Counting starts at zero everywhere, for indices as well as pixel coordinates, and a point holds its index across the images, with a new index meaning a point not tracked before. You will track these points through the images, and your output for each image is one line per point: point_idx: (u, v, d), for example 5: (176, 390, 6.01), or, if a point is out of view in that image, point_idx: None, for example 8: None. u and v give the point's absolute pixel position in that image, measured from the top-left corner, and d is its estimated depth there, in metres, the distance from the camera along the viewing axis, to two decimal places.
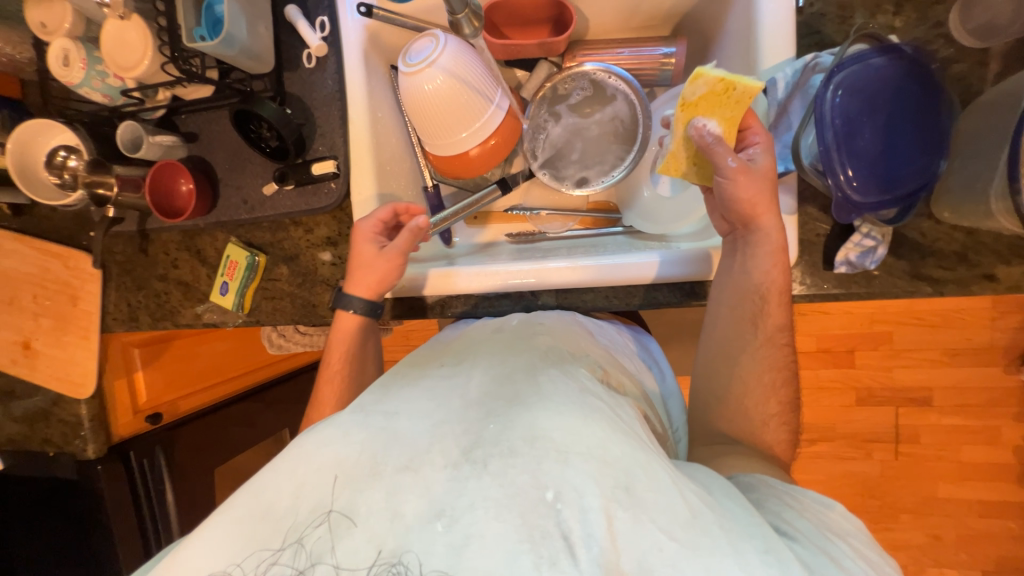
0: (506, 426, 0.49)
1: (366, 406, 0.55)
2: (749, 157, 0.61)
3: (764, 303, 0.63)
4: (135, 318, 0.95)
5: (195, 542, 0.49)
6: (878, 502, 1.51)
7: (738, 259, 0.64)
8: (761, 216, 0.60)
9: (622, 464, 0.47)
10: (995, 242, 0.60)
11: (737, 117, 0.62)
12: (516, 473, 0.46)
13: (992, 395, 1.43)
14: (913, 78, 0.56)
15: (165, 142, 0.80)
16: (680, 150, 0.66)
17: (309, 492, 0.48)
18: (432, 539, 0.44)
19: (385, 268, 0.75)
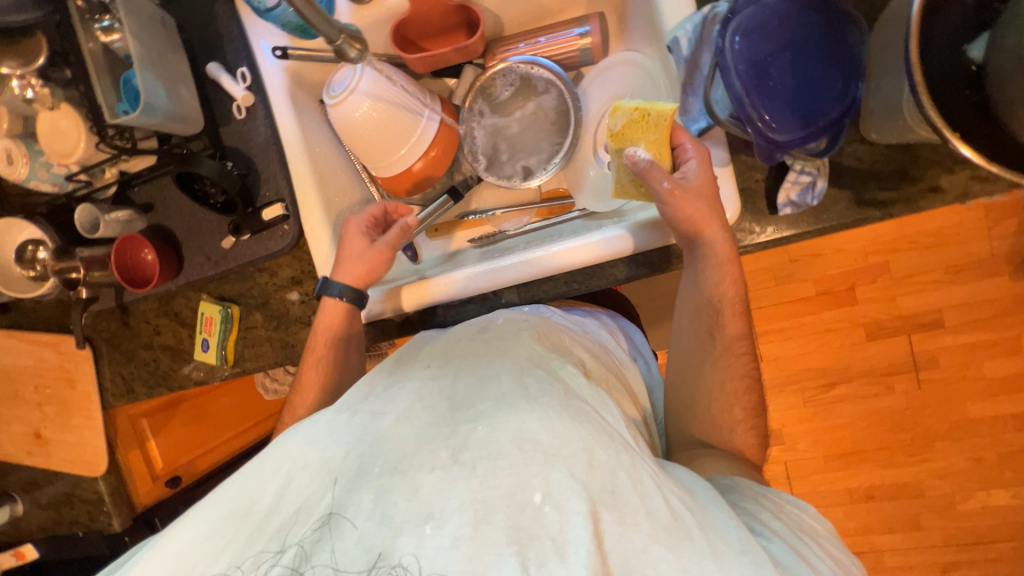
0: (494, 427, 0.48)
1: (352, 406, 0.56)
2: (682, 175, 0.61)
3: (718, 316, 0.66)
4: (132, 390, 0.97)
5: (171, 538, 0.48)
6: (909, 434, 1.47)
7: (695, 271, 0.66)
8: (706, 230, 0.61)
9: (607, 469, 0.47)
10: (933, 153, 0.59)
11: (663, 139, 0.62)
12: (503, 476, 0.45)
13: (1005, 306, 1.38)
14: (811, 10, 0.56)
15: (122, 217, 0.83)
16: (623, 177, 0.66)
17: (294, 494, 0.47)
18: (420, 541, 0.43)
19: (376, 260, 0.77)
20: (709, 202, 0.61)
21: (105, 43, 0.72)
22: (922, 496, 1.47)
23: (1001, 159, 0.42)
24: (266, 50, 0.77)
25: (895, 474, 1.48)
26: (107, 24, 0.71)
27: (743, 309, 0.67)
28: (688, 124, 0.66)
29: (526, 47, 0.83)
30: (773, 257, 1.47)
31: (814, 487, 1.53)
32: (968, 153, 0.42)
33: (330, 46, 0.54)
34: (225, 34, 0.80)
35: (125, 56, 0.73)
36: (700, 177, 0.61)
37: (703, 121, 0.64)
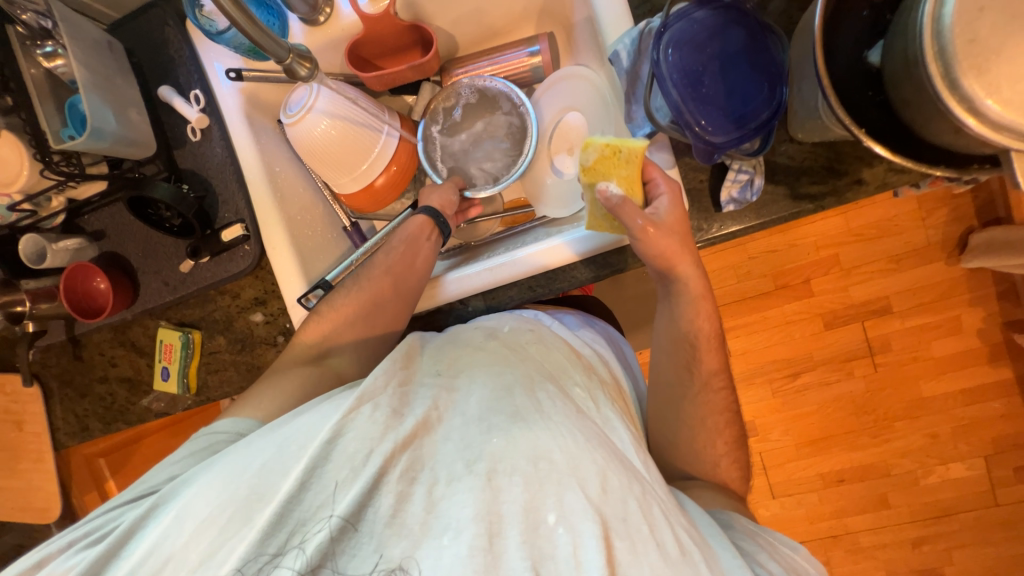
0: (512, 444, 0.48)
1: (374, 396, 0.51)
2: (654, 212, 0.63)
3: (695, 351, 0.67)
4: (86, 427, 0.92)
5: (191, 509, 0.47)
6: (872, 417, 1.54)
7: (670, 306, 0.68)
8: (679, 265, 0.63)
9: (618, 496, 0.47)
10: (854, 149, 0.64)
11: (634, 174, 0.64)
12: (517, 492, 0.46)
13: (944, 289, 1.48)
14: (735, 22, 0.61)
15: (70, 246, 0.80)
16: (596, 210, 0.68)
17: (317, 488, 0.46)
18: (438, 551, 0.43)
19: (414, 263, 0.75)
20: (680, 239, 0.63)
21: (48, 69, 0.71)
22: (888, 474, 1.55)
23: (911, 151, 0.47)
24: (219, 71, 0.78)
25: (861, 456, 1.55)
26: (50, 49, 0.70)
27: (718, 338, 0.68)
28: (633, 131, 0.70)
29: (484, 64, 0.86)
30: (733, 255, 1.54)
31: (789, 474, 1.58)
32: (881, 151, 0.45)
33: (279, 65, 0.60)
34: (176, 57, 0.79)
35: (69, 81, 0.72)
36: (671, 213, 0.63)
37: (647, 128, 0.68)
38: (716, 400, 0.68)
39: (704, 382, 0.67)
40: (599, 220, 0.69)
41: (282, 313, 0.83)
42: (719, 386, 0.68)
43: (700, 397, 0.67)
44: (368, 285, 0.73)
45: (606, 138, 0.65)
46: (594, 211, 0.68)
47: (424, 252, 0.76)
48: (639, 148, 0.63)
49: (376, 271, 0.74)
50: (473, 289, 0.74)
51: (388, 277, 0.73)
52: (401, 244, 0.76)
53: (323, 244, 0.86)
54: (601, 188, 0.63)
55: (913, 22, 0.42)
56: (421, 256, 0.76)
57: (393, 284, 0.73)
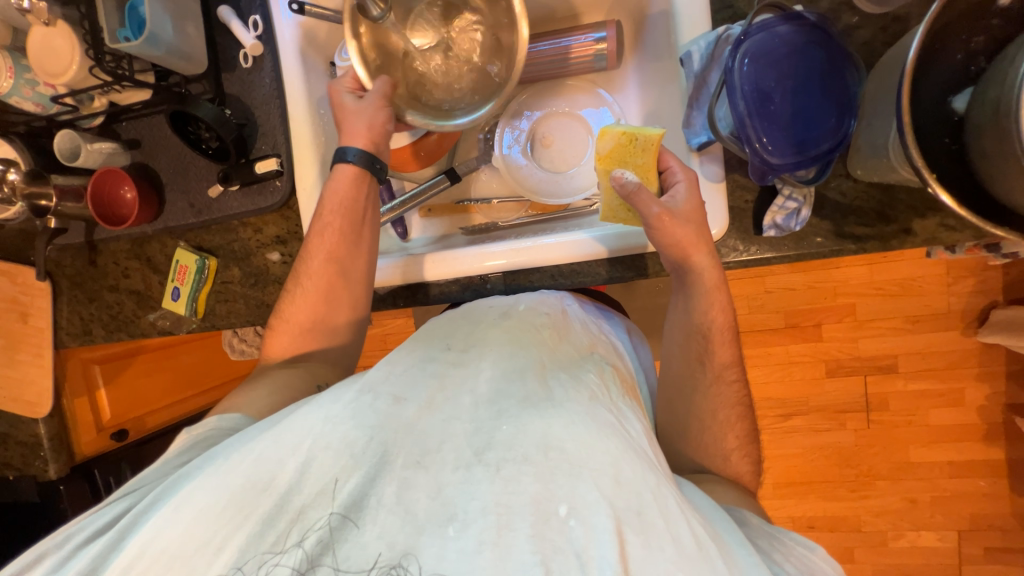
0: (520, 430, 0.46)
1: (375, 387, 0.51)
2: (671, 199, 0.63)
3: (708, 343, 0.66)
4: (89, 331, 0.93)
5: (187, 502, 0.46)
6: (854, 471, 1.54)
7: (685, 297, 0.66)
8: (694, 255, 0.62)
9: (633, 487, 0.44)
10: (910, 197, 0.63)
11: (649, 162, 0.64)
12: (526, 483, 0.43)
13: (954, 358, 1.46)
14: (817, 43, 0.58)
15: (104, 149, 0.80)
16: (613, 201, 0.67)
17: (315, 474, 0.45)
18: (443, 544, 0.41)
19: (360, 230, 0.72)
20: (697, 228, 0.62)
21: None
22: (859, 530, 1.55)
23: (985, 213, 0.45)
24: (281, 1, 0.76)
25: (837, 507, 1.55)
26: None
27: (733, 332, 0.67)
28: (687, 137, 0.67)
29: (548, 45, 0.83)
30: (749, 286, 1.51)
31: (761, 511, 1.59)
32: (948, 200, 0.44)
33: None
34: None
35: None
36: (687, 203, 0.63)
37: (703, 136, 0.65)
38: (730, 425, 0.66)
39: (715, 403, 0.66)
40: (614, 209, 0.68)
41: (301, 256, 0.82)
42: (730, 409, 0.66)
43: (707, 418, 0.66)
44: (313, 278, 0.72)
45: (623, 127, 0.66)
46: (608, 200, 0.67)
47: (362, 216, 0.72)
48: (655, 137, 0.64)
49: (314, 261, 0.71)
50: (488, 271, 0.73)
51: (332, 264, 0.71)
52: (334, 203, 0.71)
53: None
54: (615, 173, 0.63)
55: (1015, 75, 0.40)
56: (359, 221, 0.72)
57: (337, 272, 0.72)
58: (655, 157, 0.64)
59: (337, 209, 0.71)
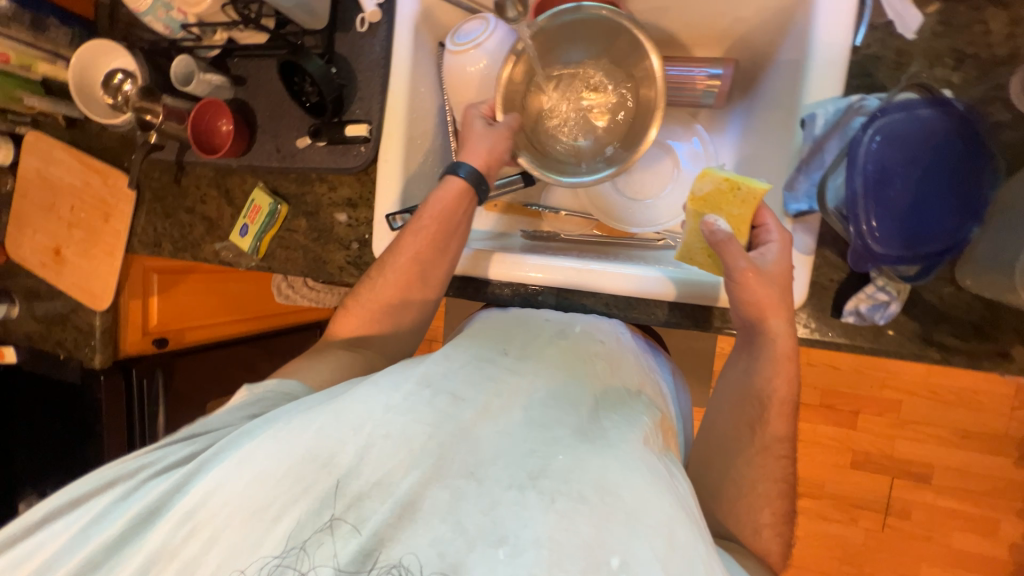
0: (577, 466, 0.46)
1: (434, 382, 0.53)
2: (761, 256, 0.59)
3: (764, 411, 0.63)
4: (158, 244, 0.98)
5: (250, 459, 0.48)
6: (855, 571, 1.45)
7: (749, 360, 0.63)
8: (771, 318, 0.60)
9: (685, 552, 0.43)
10: (1017, 321, 0.57)
11: (746, 215, 0.61)
12: (582, 525, 0.42)
13: (998, 487, 1.35)
14: (960, 136, 0.54)
15: (214, 81, 0.85)
16: (695, 242, 0.65)
17: (375, 460, 0.46)
18: (493, 566, 0.41)
19: (445, 242, 0.72)
20: (780, 293, 0.60)
21: None
22: None
23: None
24: None
25: None
26: None
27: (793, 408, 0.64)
28: (785, 201, 0.63)
29: None
30: None
31: None
32: None
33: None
34: None
35: None
36: (778, 264, 0.59)
37: (805, 204, 0.61)
38: (757, 506, 0.62)
39: (744, 477, 0.63)
40: (695, 252, 0.66)
41: (366, 223, 0.84)
42: (761, 488, 0.63)
43: (732, 489, 0.63)
44: (395, 274, 0.72)
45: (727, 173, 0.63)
46: (690, 241, 0.65)
47: (455, 231, 0.72)
48: (760, 190, 0.61)
49: (400, 259, 0.71)
50: (522, 279, 0.74)
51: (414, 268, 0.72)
52: (430, 216, 0.71)
53: (429, 173, 0.86)
54: (709, 217, 0.60)
55: None
56: (451, 234, 0.72)
57: (418, 274, 0.72)
58: (754, 210, 0.61)
59: (434, 219, 0.71)
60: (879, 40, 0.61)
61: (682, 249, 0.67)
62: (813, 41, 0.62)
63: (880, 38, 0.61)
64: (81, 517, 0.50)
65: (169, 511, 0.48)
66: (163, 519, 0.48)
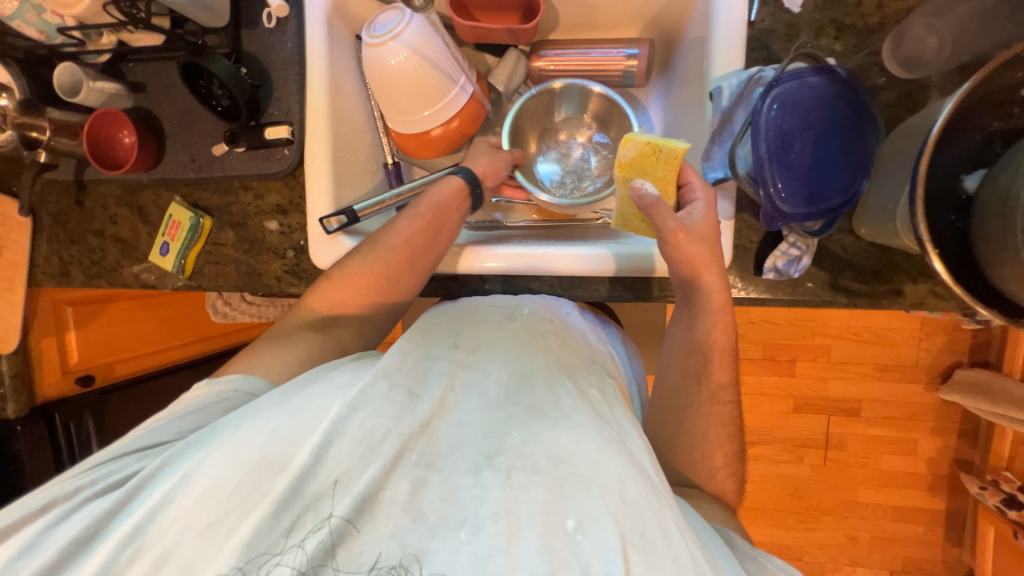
0: (530, 438, 0.47)
1: (391, 375, 0.52)
2: (687, 216, 0.62)
3: (707, 361, 0.67)
4: (66, 273, 0.89)
5: (201, 471, 0.47)
6: (805, 503, 1.60)
7: (689, 314, 0.67)
8: (704, 275, 0.63)
9: (638, 507, 0.44)
10: (906, 261, 0.65)
11: (669, 176, 0.64)
12: (536, 493, 0.44)
13: (914, 410, 1.53)
14: (844, 99, 0.59)
15: (107, 89, 0.77)
16: (627, 209, 0.68)
17: (328, 461, 0.46)
18: (455, 547, 0.42)
19: (437, 233, 0.71)
20: (710, 247, 0.63)
21: None
22: (800, 560, 1.62)
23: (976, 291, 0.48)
24: None
25: (784, 536, 1.62)
26: None
27: (732, 355, 0.68)
28: (705, 170, 0.68)
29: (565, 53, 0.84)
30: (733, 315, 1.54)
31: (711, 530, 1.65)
32: (941, 269, 0.47)
33: None
34: None
35: None
36: (703, 221, 0.62)
37: (720, 172, 0.66)
38: (704, 455, 0.68)
39: (692, 431, 0.68)
40: (629, 218, 0.68)
41: (299, 229, 0.81)
42: (707, 440, 0.68)
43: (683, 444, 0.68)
44: (386, 259, 0.70)
45: (648, 136, 0.65)
46: (623, 208, 0.68)
47: (449, 221, 0.71)
48: (679, 151, 0.63)
49: (393, 241, 0.70)
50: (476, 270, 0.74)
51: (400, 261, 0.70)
52: (427, 210, 0.71)
53: (362, 171, 0.84)
54: (636, 183, 0.62)
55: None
56: (444, 225, 0.71)
57: (410, 258, 0.71)
58: (677, 170, 0.64)
59: (430, 206, 0.71)
60: (770, 14, 0.66)
61: (617, 216, 0.69)
62: (714, 18, 0.66)
63: (771, 13, 0.66)
64: (11, 547, 0.48)
65: (112, 531, 0.47)
66: (105, 540, 0.46)
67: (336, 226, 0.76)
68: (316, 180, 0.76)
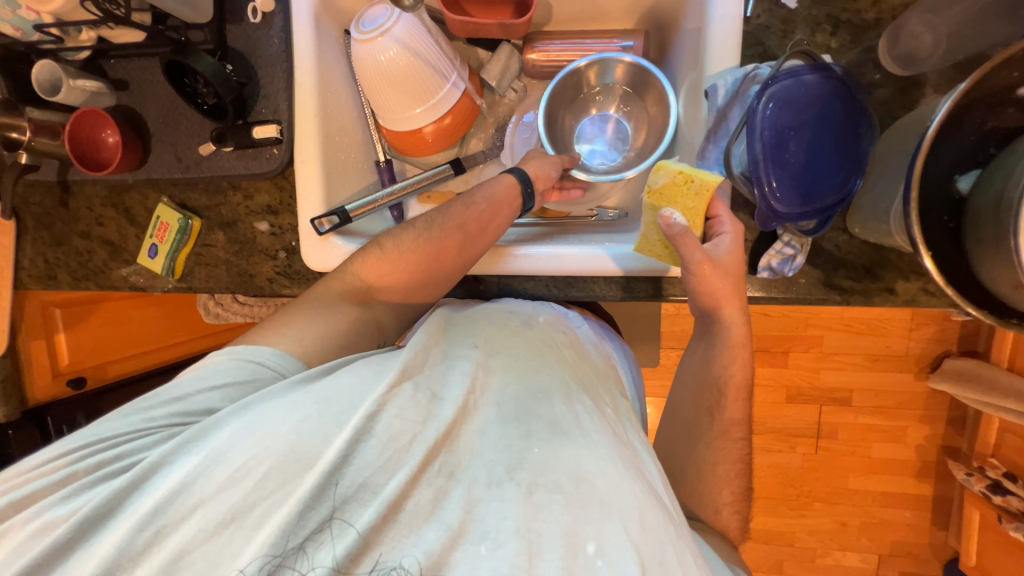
0: (552, 456, 0.48)
1: (414, 377, 0.51)
2: (714, 248, 0.62)
3: (721, 396, 0.68)
4: (53, 276, 0.87)
5: (226, 460, 0.45)
6: (796, 491, 1.63)
7: (707, 347, 0.68)
8: (725, 307, 0.64)
9: (655, 536, 0.47)
10: (899, 259, 0.65)
11: (700, 207, 0.63)
12: (559, 512, 0.45)
13: (903, 399, 1.55)
14: (840, 97, 0.59)
15: (88, 87, 0.75)
16: (652, 235, 0.66)
17: (356, 466, 0.46)
18: (476, 561, 0.43)
19: (489, 229, 0.69)
20: (733, 282, 0.64)
21: None
22: (791, 545, 1.66)
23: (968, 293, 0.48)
24: None
25: (776, 523, 1.65)
26: None
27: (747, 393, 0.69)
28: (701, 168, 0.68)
29: (559, 47, 0.83)
30: None
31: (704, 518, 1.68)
32: (929, 265, 0.47)
33: None
34: None
35: None
36: (729, 254, 0.63)
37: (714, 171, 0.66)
38: (699, 451, 0.69)
39: None
40: (652, 245, 0.67)
41: (290, 230, 0.79)
42: (702, 437, 0.69)
43: None
44: (440, 238, 0.67)
45: (681, 165, 0.64)
46: (647, 234, 0.67)
47: (501, 219, 0.70)
48: (712, 183, 0.62)
49: (448, 223, 0.68)
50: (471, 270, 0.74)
51: (456, 252, 0.68)
52: (487, 209, 0.69)
53: (353, 170, 0.82)
54: (664, 212, 0.60)
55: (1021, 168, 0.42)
56: (496, 222, 0.70)
57: (461, 245, 0.68)
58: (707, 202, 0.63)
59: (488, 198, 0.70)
60: (767, 10, 0.65)
61: (640, 241, 0.68)
62: (709, 13, 0.65)
63: (767, 8, 0.65)
64: (24, 519, 0.46)
65: (130, 510, 0.45)
66: (121, 519, 0.45)
67: (327, 227, 0.75)
68: (315, 179, 0.75)
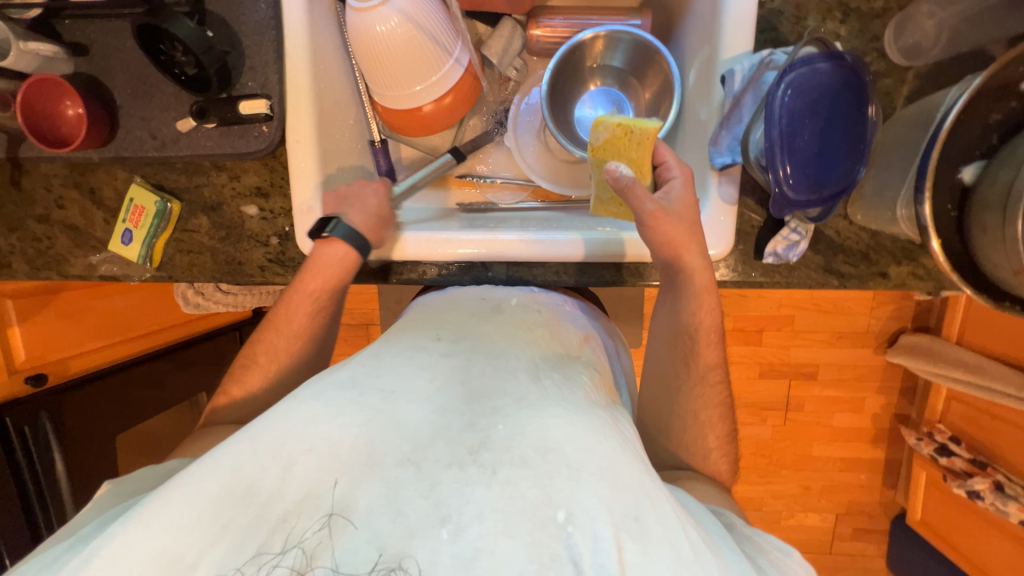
0: (514, 432, 0.45)
1: (359, 383, 0.50)
2: (665, 197, 0.63)
3: (694, 345, 0.68)
4: (5, 264, 0.78)
5: (158, 514, 0.43)
6: (766, 460, 1.74)
7: (673, 299, 0.68)
8: (685, 256, 0.63)
9: (630, 493, 0.43)
10: (892, 245, 0.69)
11: (644, 156, 0.65)
12: (525, 487, 0.41)
13: (864, 372, 1.66)
14: (849, 86, 0.60)
15: (43, 51, 0.67)
16: (604, 193, 0.69)
17: (298, 478, 0.43)
18: (437, 547, 0.38)
19: (319, 291, 0.69)
20: (689, 228, 0.63)
21: None
22: (760, 509, 1.78)
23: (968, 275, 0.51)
24: None
25: (747, 489, 1.76)
26: None
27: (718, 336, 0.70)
28: (711, 155, 0.67)
29: (564, 23, 0.80)
30: None
31: None
32: (936, 246, 0.50)
33: None
34: None
35: None
36: (680, 201, 0.63)
37: (727, 157, 0.66)
38: (702, 432, 0.71)
39: (692, 411, 0.70)
40: (607, 204, 0.70)
41: (283, 214, 0.74)
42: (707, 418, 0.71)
43: (688, 420, 0.70)
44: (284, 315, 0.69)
45: (619, 118, 0.66)
46: (600, 194, 0.69)
47: (336, 286, 0.70)
48: (652, 131, 0.64)
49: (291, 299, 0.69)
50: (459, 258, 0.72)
51: (274, 365, 0.69)
52: (314, 280, 0.69)
53: (349, 151, 0.78)
54: (609, 165, 0.61)
55: None
56: (334, 290, 0.70)
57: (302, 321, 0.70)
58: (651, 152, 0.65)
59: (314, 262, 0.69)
60: None
61: (594, 203, 0.70)
62: None
63: None
64: None
65: None
66: None
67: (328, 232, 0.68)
68: (302, 158, 0.70)
